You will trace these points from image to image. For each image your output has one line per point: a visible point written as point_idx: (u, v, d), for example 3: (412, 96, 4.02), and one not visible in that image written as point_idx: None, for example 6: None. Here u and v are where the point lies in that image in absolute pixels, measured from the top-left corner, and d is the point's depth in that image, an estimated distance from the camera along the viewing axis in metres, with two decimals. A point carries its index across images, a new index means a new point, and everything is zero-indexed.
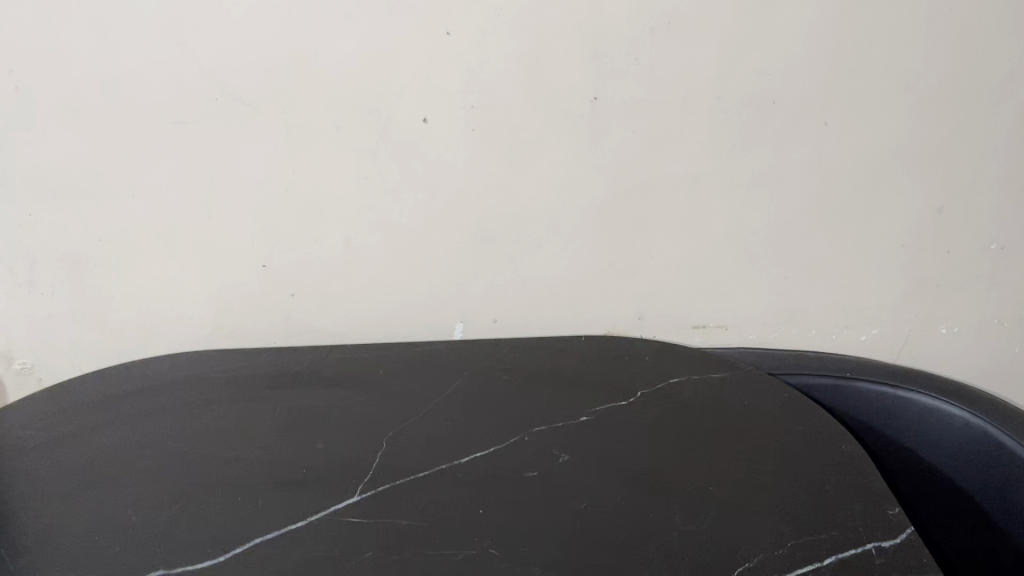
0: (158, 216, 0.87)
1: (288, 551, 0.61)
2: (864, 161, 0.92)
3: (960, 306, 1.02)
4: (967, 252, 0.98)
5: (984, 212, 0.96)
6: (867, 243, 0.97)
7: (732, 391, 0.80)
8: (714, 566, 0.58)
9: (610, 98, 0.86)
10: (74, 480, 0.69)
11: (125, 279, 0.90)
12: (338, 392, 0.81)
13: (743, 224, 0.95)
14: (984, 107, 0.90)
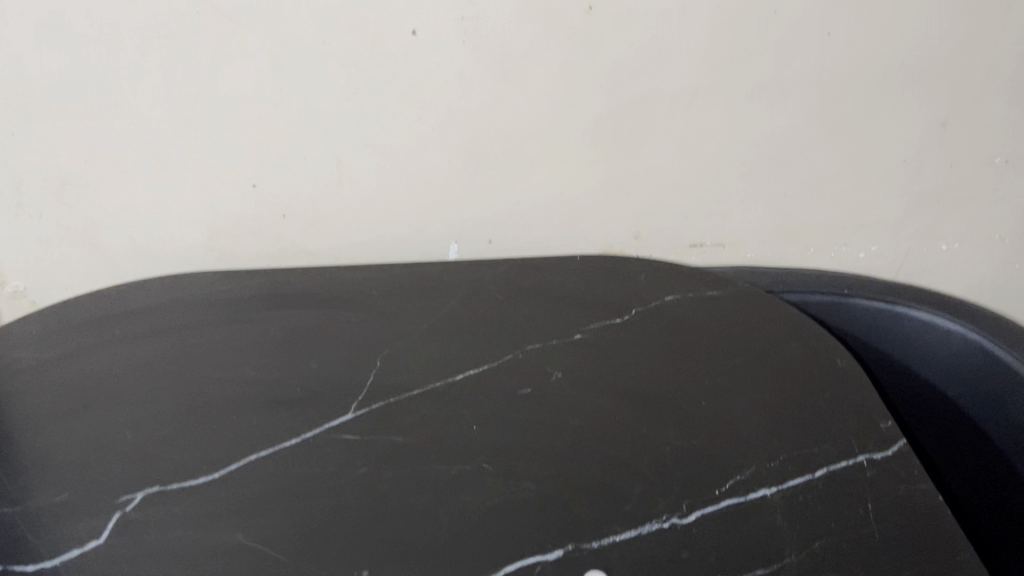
0: (143, 135, 0.85)
1: (283, 467, 0.62)
2: (868, 73, 0.89)
3: (961, 221, 1.01)
4: (970, 166, 0.97)
5: (991, 124, 0.94)
6: (868, 158, 0.95)
7: (729, 307, 0.80)
8: (706, 479, 0.59)
9: (607, 8, 0.82)
10: (69, 400, 0.69)
11: (113, 200, 0.89)
12: (332, 312, 0.81)
13: (742, 139, 0.93)
14: (996, 14, 0.86)
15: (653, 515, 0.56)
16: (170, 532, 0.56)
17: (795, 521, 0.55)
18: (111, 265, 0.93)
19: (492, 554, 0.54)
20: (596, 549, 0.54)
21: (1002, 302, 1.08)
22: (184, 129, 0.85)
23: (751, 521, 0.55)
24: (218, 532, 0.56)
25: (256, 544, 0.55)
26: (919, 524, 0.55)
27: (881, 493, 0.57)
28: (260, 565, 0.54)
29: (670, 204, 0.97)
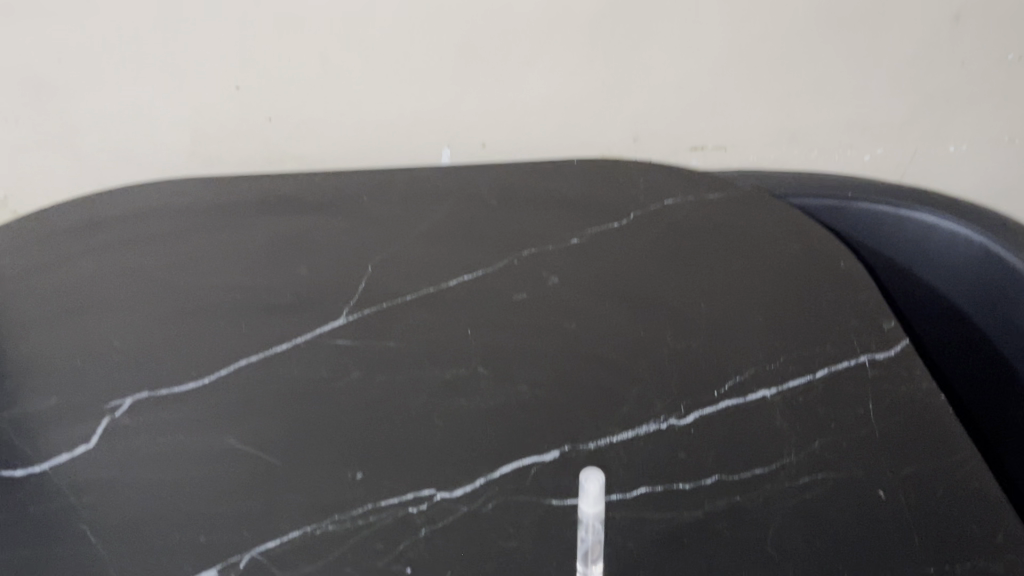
0: (120, 33, 0.82)
1: (275, 373, 0.60)
2: None
3: (971, 123, 0.97)
4: (980, 63, 0.93)
5: (1003, 19, 0.90)
6: (876, 54, 0.92)
7: (730, 210, 0.77)
8: (705, 380, 0.58)
9: None
10: (55, 307, 0.68)
11: (92, 103, 0.85)
12: (321, 218, 0.78)
13: (744, 36, 0.89)
14: None
15: (651, 415, 0.55)
16: (161, 436, 0.56)
17: (794, 421, 0.54)
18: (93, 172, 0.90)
19: (487, 455, 0.53)
20: (593, 449, 0.53)
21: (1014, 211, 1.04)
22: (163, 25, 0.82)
23: (750, 421, 0.54)
24: (210, 436, 0.55)
25: (248, 448, 0.55)
26: (921, 421, 0.54)
27: (883, 392, 0.56)
28: (252, 467, 0.53)
29: (672, 106, 0.93)
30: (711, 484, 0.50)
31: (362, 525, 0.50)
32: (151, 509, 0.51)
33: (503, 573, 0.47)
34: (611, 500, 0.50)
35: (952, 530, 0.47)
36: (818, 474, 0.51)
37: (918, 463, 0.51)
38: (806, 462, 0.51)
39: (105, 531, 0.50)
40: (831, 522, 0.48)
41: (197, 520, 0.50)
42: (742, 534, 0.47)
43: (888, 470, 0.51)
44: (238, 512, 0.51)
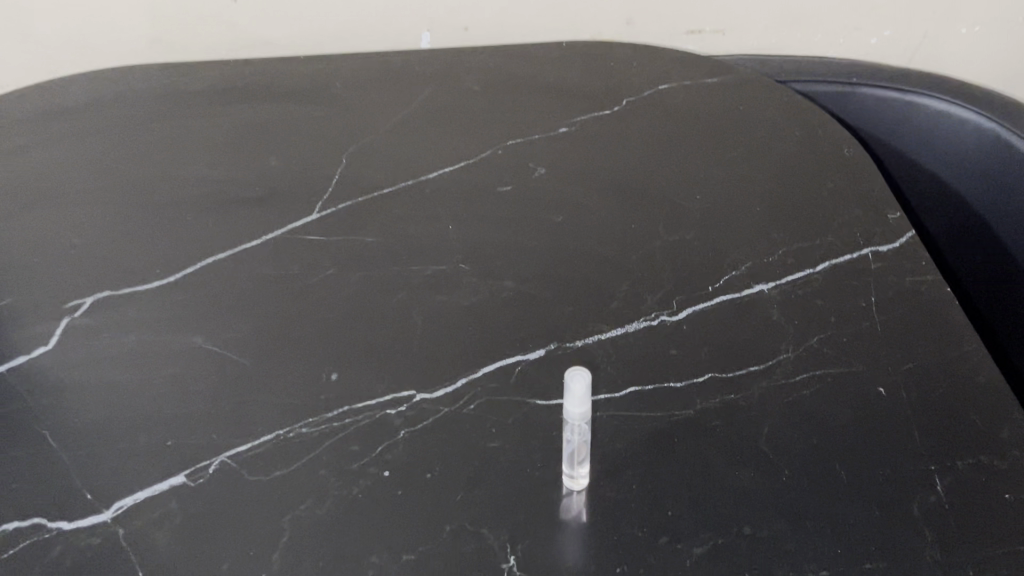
0: None
1: (244, 270, 0.57)
2: None
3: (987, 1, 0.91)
4: None
5: None
6: None
7: (728, 96, 0.73)
8: (698, 275, 0.55)
9: None
10: (8, 201, 0.64)
11: None
12: (292, 106, 0.73)
13: None
14: None
15: (641, 313, 0.52)
16: (124, 337, 0.53)
17: (792, 316, 0.51)
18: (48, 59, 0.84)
19: (469, 355, 0.51)
20: (580, 348, 0.50)
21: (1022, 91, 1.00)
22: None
23: (745, 316, 0.51)
24: (176, 337, 0.53)
25: (216, 349, 0.52)
26: (925, 315, 0.51)
27: (886, 286, 0.53)
28: (221, 369, 0.51)
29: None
30: (704, 383, 0.48)
31: (337, 427, 0.47)
32: (114, 413, 0.48)
33: (483, 475, 0.45)
34: (598, 401, 0.47)
35: (957, 426, 0.45)
36: (816, 371, 0.48)
37: (921, 358, 0.48)
38: (804, 358, 0.49)
39: (67, 437, 0.47)
40: (829, 419, 0.46)
41: (164, 424, 0.48)
42: (736, 433, 0.45)
43: (891, 365, 0.48)
44: (206, 416, 0.48)
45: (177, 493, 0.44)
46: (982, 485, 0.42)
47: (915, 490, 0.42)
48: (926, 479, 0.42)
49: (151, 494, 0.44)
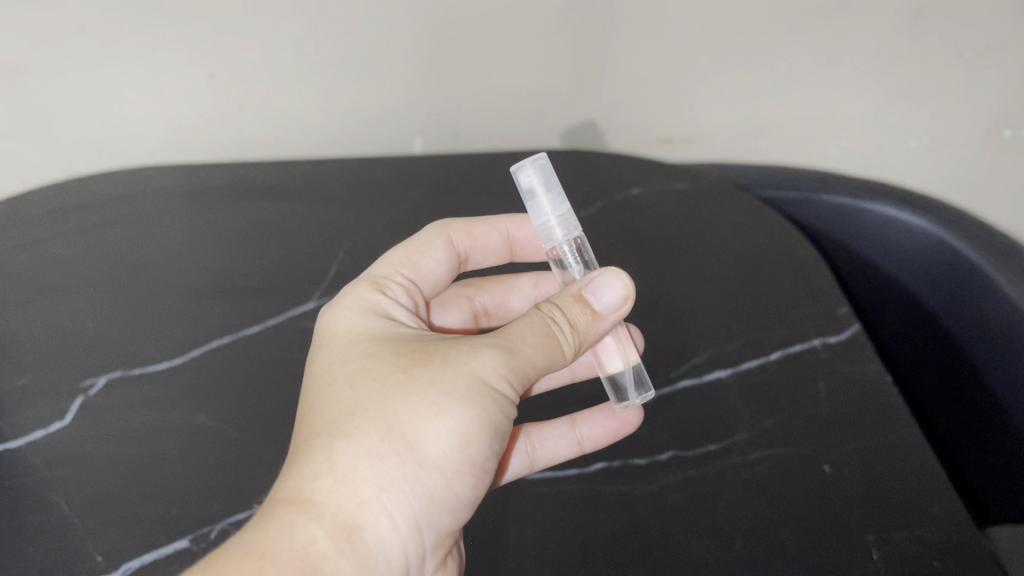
0: (76, 33, 0.74)
1: (237, 354, 0.61)
2: (891, 18, 0.81)
3: (1003, 63, 0.86)
4: (991, 35, 0.84)
5: (1010, 34, 0.84)
6: (865, 22, 0.82)
7: (702, 199, 0.75)
8: (660, 362, 0.59)
9: None
10: (29, 288, 0.68)
11: (44, 84, 0.78)
12: (288, 203, 0.74)
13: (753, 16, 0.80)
14: None
15: None
16: (133, 410, 0.58)
17: (748, 400, 0.56)
18: (43, 158, 0.86)
19: None
20: None
21: (973, 204, 1.01)
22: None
23: (701, 399, 0.56)
24: (181, 413, 0.57)
25: (219, 424, 0.56)
26: (867, 402, 0.55)
27: (835, 371, 0.57)
28: (220, 442, 0.55)
29: (650, 97, 0.88)
30: (665, 460, 0.52)
31: None
32: (124, 482, 0.53)
33: None
34: (569, 476, 0.52)
35: (896, 500, 0.49)
36: (767, 449, 0.52)
37: (866, 439, 0.53)
38: (758, 437, 0.53)
39: (80, 505, 0.52)
40: (777, 492, 0.50)
41: (170, 492, 0.52)
42: (692, 507, 0.49)
43: (836, 443, 0.53)
44: (208, 486, 0.53)
45: (182, 558, 0.49)
46: (916, 555, 0.46)
47: (854, 559, 0.46)
48: (862, 548, 0.47)
49: (157, 558, 0.49)
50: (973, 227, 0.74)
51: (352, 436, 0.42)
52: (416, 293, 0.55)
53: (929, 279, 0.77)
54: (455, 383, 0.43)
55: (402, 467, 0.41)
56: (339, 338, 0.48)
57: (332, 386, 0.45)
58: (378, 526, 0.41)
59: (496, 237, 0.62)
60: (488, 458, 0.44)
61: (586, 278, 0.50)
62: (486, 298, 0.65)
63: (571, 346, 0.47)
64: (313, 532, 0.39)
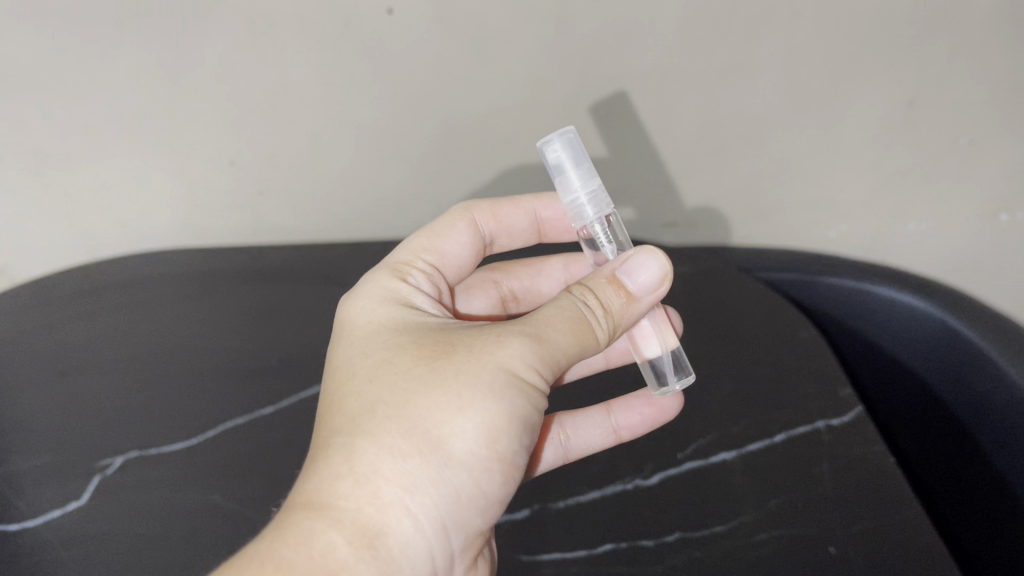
0: (107, 125, 0.78)
1: (251, 435, 0.62)
2: (887, 110, 0.84)
3: (999, 153, 0.89)
4: (986, 128, 0.86)
5: (1005, 128, 0.86)
6: (862, 115, 0.85)
7: (706, 283, 0.77)
8: (666, 443, 0.60)
9: (638, 64, 0.78)
10: (51, 369, 0.70)
11: (74, 172, 0.82)
12: (304, 286, 0.77)
13: (752, 109, 0.83)
14: (1011, 85, 0.82)
15: (619, 475, 0.58)
16: (149, 490, 0.59)
17: (754, 482, 0.56)
18: (68, 241, 0.89)
19: None
20: (560, 510, 0.56)
21: (973, 284, 1.03)
22: (126, 70, 0.73)
23: (707, 481, 0.57)
24: (196, 493, 0.58)
25: (232, 505, 0.57)
26: (872, 485, 0.56)
27: (839, 453, 0.58)
28: (233, 523, 0.56)
29: (654, 181, 0.91)
30: (673, 542, 0.53)
31: None
32: (138, 563, 0.54)
33: None
34: (577, 557, 0.53)
35: None
36: (774, 531, 0.53)
37: (872, 522, 0.53)
38: (764, 519, 0.54)
39: None
40: None
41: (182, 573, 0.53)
42: None
43: (842, 525, 0.53)
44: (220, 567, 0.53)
45: None
46: None
47: None
48: None
49: None
50: (979, 312, 0.75)
51: (374, 434, 0.45)
52: (439, 279, 0.61)
53: (933, 360, 0.78)
54: (480, 373, 0.46)
55: (429, 461, 0.44)
56: (362, 333, 0.52)
57: (356, 382, 0.48)
58: (401, 528, 0.43)
59: (521, 217, 0.69)
60: (513, 454, 0.47)
61: (619, 258, 0.54)
62: (514, 282, 0.75)
63: (603, 331, 0.50)
64: (335, 539, 0.41)
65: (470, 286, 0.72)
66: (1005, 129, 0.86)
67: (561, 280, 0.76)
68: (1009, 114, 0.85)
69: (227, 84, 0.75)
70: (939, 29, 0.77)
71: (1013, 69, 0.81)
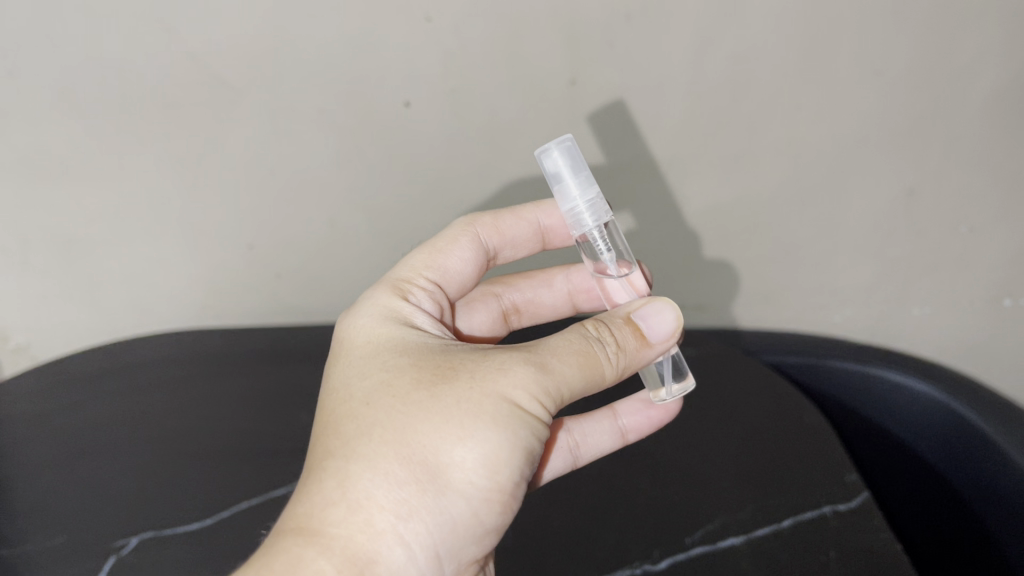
0: (135, 211, 0.81)
1: (264, 516, 0.63)
2: (887, 198, 0.87)
3: (999, 240, 0.91)
4: (986, 216, 0.88)
5: (1003, 216, 0.89)
6: (863, 202, 0.87)
7: (711, 368, 0.78)
8: (674, 527, 0.61)
9: (644, 154, 0.81)
10: (70, 448, 0.72)
11: (100, 256, 0.85)
12: (319, 368, 0.79)
13: (755, 197, 0.86)
14: (1007, 175, 0.85)
15: (627, 558, 0.58)
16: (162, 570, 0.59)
17: (762, 567, 0.57)
18: (91, 322, 0.92)
19: None
20: None
21: (980, 368, 1.04)
22: (156, 162, 0.77)
23: (715, 566, 0.57)
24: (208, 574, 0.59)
25: None
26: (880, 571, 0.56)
27: (846, 539, 0.59)
28: None
29: (658, 264, 0.94)
30: None
31: None
32: None
33: None
34: None
35: None
36: None
37: None
38: None
39: None
40: None
41: None
42: None
43: None
44: None
45: None
46: None
47: None
48: None
49: None
50: (981, 397, 0.77)
51: (370, 461, 0.45)
52: (440, 295, 0.62)
53: (939, 445, 0.79)
54: (483, 403, 0.46)
55: (424, 491, 0.45)
56: (362, 353, 0.53)
57: (355, 404, 0.49)
58: (392, 557, 0.44)
59: (525, 228, 0.67)
60: (513, 486, 0.48)
61: (635, 304, 0.57)
62: (515, 295, 0.74)
63: (615, 365, 0.51)
64: (324, 567, 0.42)
65: (469, 300, 0.72)
66: (1004, 217, 0.89)
67: (563, 292, 0.75)
68: (1007, 203, 0.87)
69: (250, 172, 0.79)
70: (933, 121, 0.80)
71: (1007, 159, 0.84)
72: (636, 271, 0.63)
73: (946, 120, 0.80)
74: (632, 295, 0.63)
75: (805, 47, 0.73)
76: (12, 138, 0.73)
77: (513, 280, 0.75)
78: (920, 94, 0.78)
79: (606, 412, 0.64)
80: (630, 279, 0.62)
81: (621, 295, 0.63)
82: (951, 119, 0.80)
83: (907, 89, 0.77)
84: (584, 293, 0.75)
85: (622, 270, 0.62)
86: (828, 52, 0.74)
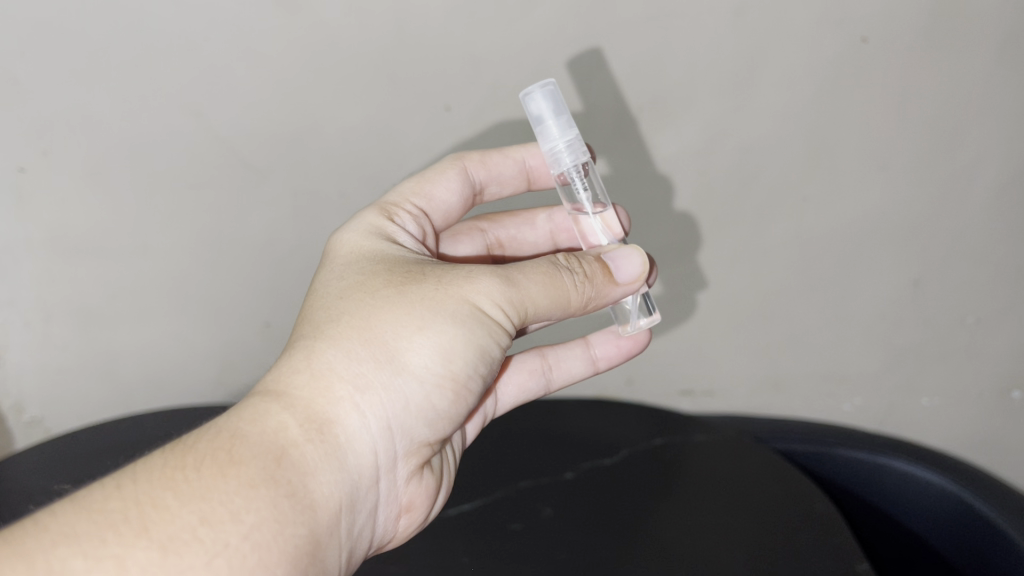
0: (158, 284, 0.83)
1: None
2: (893, 288, 0.88)
3: (1006, 333, 0.92)
4: (991, 310, 0.90)
5: (1008, 310, 0.90)
6: (869, 291, 0.89)
7: (720, 454, 0.79)
8: None
9: (654, 240, 0.83)
10: None
11: (120, 328, 0.86)
12: None
13: (765, 281, 0.87)
14: (1010, 269, 0.87)
15: None
16: None
17: None
18: (107, 396, 0.92)
19: None
20: None
21: (990, 463, 1.03)
22: (182, 238, 0.79)
23: None
24: None
25: None
26: None
27: None
28: None
29: (670, 351, 0.94)
30: None
31: None
32: None
33: None
34: None
35: None
36: None
37: None
38: None
39: None
40: None
41: None
42: None
43: None
44: None
45: None
46: None
47: None
48: None
49: None
50: (992, 490, 0.77)
51: (336, 339, 0.47)
52: (422, 224, 0.61)
53: (953, 540, 0.78)
54: (446, 302, 0.48)
55: (383, 369, 0.47)
56: (340, 256, 0.54)
57: (329, 294, 0.51)
58: (349, 422, 0.46)
59: (512, 166, 0.66)
60: (468, 378, 0.49)
61: (609, 248, 0.57)
62: (501, 231, 0.73)
63: (581, 293, 0.51)
64: (286, 420, 0.44)
65: (454, 231, 0.71)
66: (1010, 310, 0.90)
67: (547, 231, 0.74)
68: (1012, 297, 0.89)
69: (271, 252, 0.81)
70: (938, 215, 0.82)
71: (1010, 254, 0.86)
72: (611, 211, 0.62)
73: (950, 214, 0.82)
74: (608, 237, 0.61)
75: (810, 142, 0.76)
76: (46, 210, 0.75)
77: (498, 216, 0.73)
78: (923, 189, 0.80)
79: (580, 342, 0.69)
80: (605, 219, 0.61)
81: (598, 237, 0.61)
82: (954, 214, 0.82)
83: (911, 184, 0.80)
84: (566, 232, 0.74)
85: (597, 209, 0.61)
86: (832, 147, 0.77)
